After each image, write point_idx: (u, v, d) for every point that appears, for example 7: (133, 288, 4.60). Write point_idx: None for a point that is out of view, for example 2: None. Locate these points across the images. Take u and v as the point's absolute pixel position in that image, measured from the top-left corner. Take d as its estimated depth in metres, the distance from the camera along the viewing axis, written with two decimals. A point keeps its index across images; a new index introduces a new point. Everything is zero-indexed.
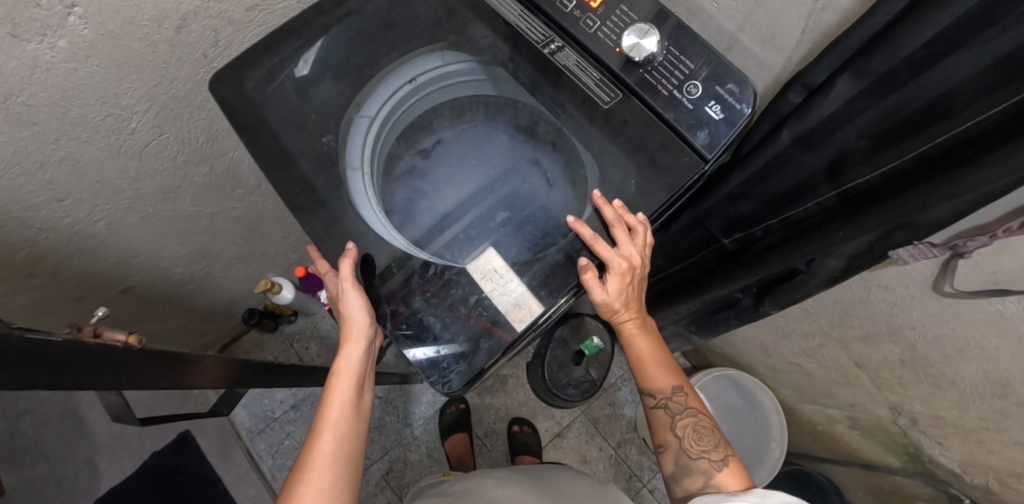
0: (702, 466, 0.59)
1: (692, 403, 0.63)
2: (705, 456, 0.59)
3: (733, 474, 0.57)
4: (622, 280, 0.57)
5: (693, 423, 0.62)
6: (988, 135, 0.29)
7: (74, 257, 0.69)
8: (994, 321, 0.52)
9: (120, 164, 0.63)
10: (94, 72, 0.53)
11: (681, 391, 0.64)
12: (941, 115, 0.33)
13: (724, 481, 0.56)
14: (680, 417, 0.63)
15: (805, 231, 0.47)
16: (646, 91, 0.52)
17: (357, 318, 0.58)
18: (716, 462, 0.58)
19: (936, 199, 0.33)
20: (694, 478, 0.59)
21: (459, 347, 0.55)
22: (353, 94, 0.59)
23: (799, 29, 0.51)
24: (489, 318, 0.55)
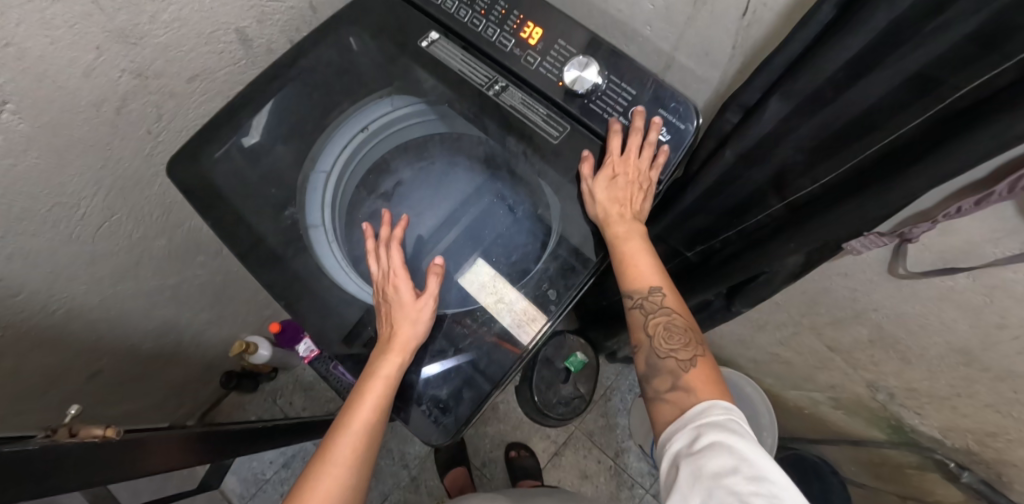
0: (670, 367, 0.49)
1: (670, 306, 0.51)
2: (675, 356, 0.49)
3: (703, 376, 0.47)
4: (612, 189, 0.52)
5: (666, 323, 0.51)
6: (917, 143, 0.32)
7: (43, 348, 0.66)
8: (949, 296, 0.55)
9: (73, 250, 0.61)
10: (35, 165, 0.52)
11: (661, 293, 0.51)
12: (864, 128, 0.35)
13: (695, 388, 0.46)
14: (653, 317, 0.51)
15: (762, 240, 0.49)
16: (589, 122, 0.55)
17: (413, 327, 0.54)
18: (686, 362, 0.48)
19: (876, 203, 0.35)
20: (662, 380, 0.48)
21: (444, 399, 0.55)
22: (305, 152, 0.62)
23: (728, 46, 0.53)
24: (472, 365, 0.55)
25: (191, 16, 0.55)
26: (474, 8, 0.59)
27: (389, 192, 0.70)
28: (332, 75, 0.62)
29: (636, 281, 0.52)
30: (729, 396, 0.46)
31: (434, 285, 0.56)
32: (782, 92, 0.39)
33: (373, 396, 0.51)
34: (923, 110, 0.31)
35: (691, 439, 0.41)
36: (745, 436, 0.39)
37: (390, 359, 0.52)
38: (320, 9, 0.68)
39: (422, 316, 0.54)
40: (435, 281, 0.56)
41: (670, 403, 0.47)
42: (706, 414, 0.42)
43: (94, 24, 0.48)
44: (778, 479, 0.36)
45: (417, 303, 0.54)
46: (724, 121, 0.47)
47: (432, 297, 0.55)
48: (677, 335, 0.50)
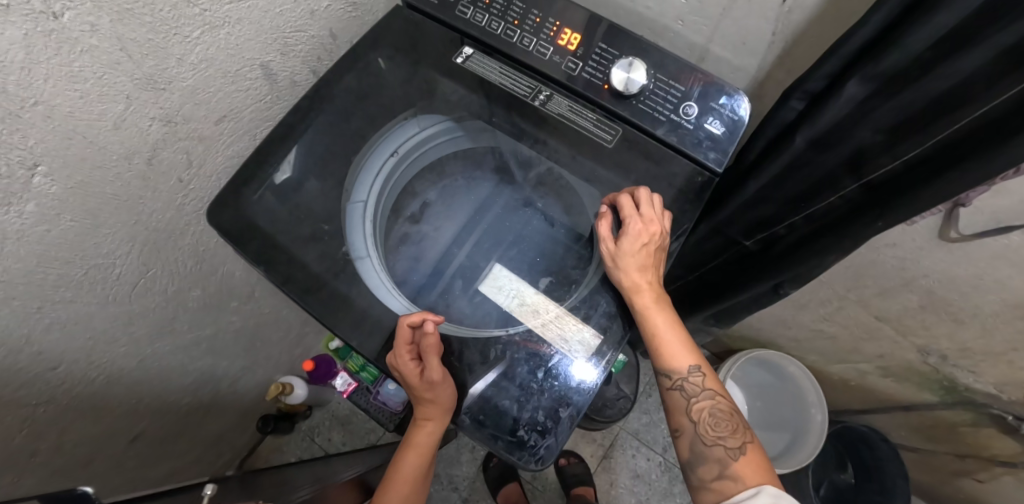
0: (717, 455, 0.50)
1: (712, 390, 0.54)
2: (721, 443, 0.51)
3: (751, 463, 0.49)
4: (634, 254, 0.52)
5: (709, 408, 0.53)
6: (1006, 118, 0.31)
7: (85, 417, 0.62)
8: (1005, 254, 0.56)
9: (110, 312, 0.58)
10: (69, 228, 0.49)
11: (699, 372, 0.54)
12: (945, 108, 0.35)
13: (742, 475, 0.48)
14: (695, 401, 0.54)
15: (834, 223, 0.48)
16: (641, 123, 0.54)
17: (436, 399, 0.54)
18: (733, 450, 0.50)
19: (973, 179, 0.34)
20: (708, 469, 0.50)
21: (542, 421, 0.51)
22: (341, 184, 0.59)
23: (768, 32, 0.53)
24: (551, 396, 0.51)
25: (216, 55, 0.53)
26: (506, 19, 0.58)
27: (415, 214, 0.73)
28: (365, 102, 0.60)
29: (674, 362, 0.54)
30: (777, 483, 0.47)
31: (435, 362, 0.52)
32: (859, 76, 0.39)
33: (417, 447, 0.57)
34: (1002, 92, 0.30)
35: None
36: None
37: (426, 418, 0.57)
38: (339, 35, 0.67)
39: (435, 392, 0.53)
40: (434, 358, 0.52)
41: (717, 492, 0.48)
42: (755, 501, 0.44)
43: (122, 72, 0.45)
44: None
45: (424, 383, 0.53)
46: (788, 109, 0.47)
47: (437, 373, 0.52)
48: (721, 421, 0.52)
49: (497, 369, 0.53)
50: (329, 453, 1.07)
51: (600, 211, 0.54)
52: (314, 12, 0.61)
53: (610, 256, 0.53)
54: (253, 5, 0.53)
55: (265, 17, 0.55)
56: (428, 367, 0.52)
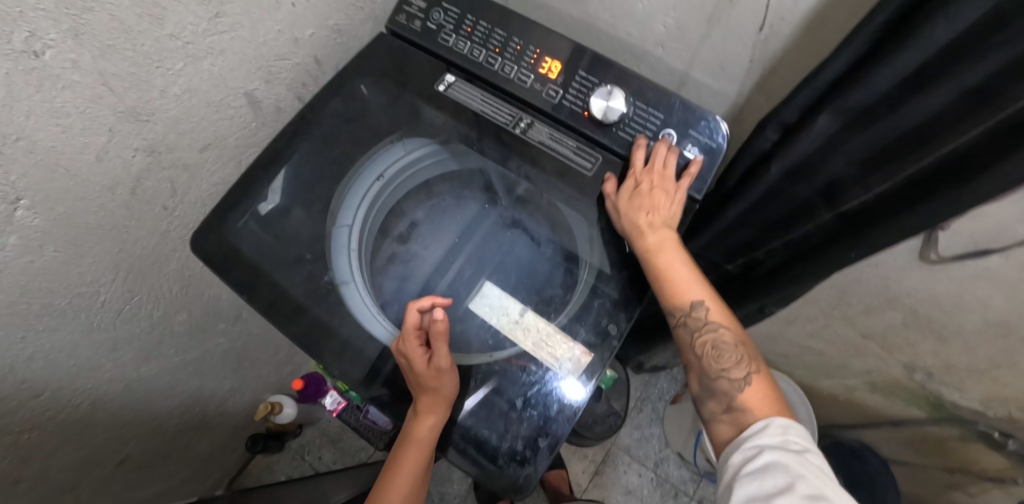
0: (723, 388, 0.48)
1: (718, 323, 0.49)
2: (726, 376, 0.48)
3: (758, 393, 0.47)
4: (633, 201, 0.51)
5: (714, 340, 0.49)
6: (975, 155, 0.32)
7: (69, 442, 0.62)
8: (983, 275, 0.56)
9: (95, 339, 0.59)
10: (52, 258, 0.49)
11: (704, 307, 0.49)
12: (917, 144, 0.35)
13: (751, 407, 0.46)
14: (700, 334, 0.50)
15: (809, 249, 0.49)
16: (619, 150, 0.55)
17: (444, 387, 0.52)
18: (738, 382, 0.48)
19: (945, 212, 0.36)
20: (717, 403, 0.49)
21: (521, 451, 0.51)
22: (326, 208, 0.60)
23: (745, 59, 0.54)
24: (531, 424, 0.52)
25: (200, 85, 0.53)
26: (488, 47, 0.59)
27: (404, 233, 0.73)
28: (350, 129, 0.61)
29: (677, 296, 0.50)
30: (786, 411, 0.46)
31: (444, 349, 0.52)
32: (830, 110, 0.39)
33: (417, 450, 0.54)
34: (978, 122, 0.30)
35: (750, 461, 0.42)
36: (808, 459, 0.40)
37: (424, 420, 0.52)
38: (324, 62, 0.68)
39: (441, 382, 0.51)
40: (443, 345, 0.52)
41: (728, 425, 0.47)
42: (763, 435, 0.43)
43: (105, 105, 0.46)
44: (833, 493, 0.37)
45: (432, 370, 0.51)
46: (763, 138, 0.47)
47: (445, 360, 0.52)
48: (728, 353, 0.49)
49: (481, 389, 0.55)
50: (319, 471, 1.07)
51: (603, 177, 0.55)
52: (299, 41, 0.61)
53: (614, 208, 0.53)
54: (236, 36, 0.53)
55: (249, 47, 0.56)
56: (436, 355, 0.52)
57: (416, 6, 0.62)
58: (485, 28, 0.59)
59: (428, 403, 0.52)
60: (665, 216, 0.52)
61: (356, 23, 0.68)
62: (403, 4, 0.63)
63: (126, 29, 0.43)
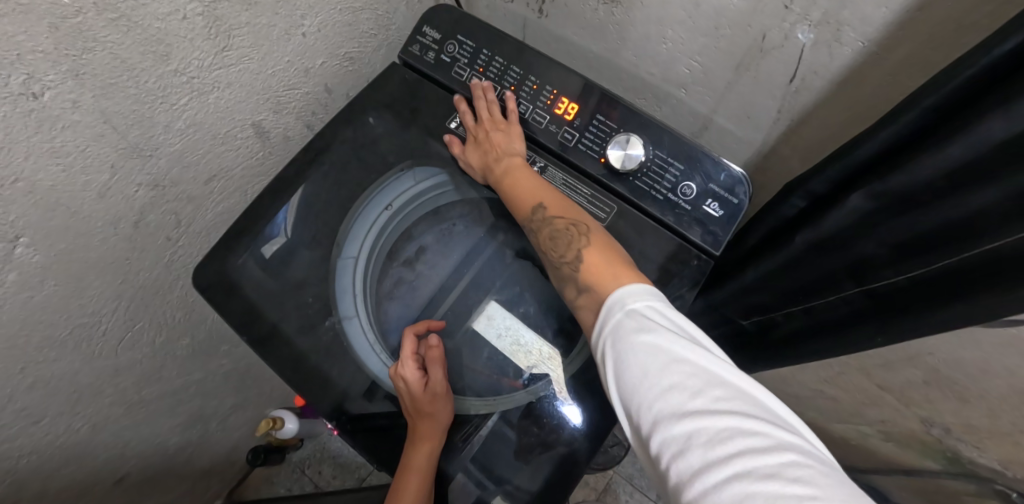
0: (566, 272, 0.48)
1: (552, 215, 0.50)
2: (564, 262, 0.48)
3: (592, 258, 0.46)
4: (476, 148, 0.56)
5: (551, 232, 0.50)
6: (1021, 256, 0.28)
7: (68, 465, 0.62)
8: (1017, 346, 0.53)
9: (96, 367, 0.58)
10: (52, 293, 0.48)
11: (540, 208, 0.51)
12: (949, 238, 0.33)
13: (595, 286, 0.45)
14: (541, 232, 0.51)
15: (831, 323, 0.46)
16: (637, 200, 0.53)
17: (439, 414, 0.52)
18: (574, 264, 0.47)
19: (991, 309, 0.31)
20: (569, 291, 0.48)
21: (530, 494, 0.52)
22: (331, 242, 0.58)
23: (773, 110, 0.52)
24: (539, 482, 0.52)
25: (205, 119, 0.52)
26: (502, 84, 0.58)
27: (410, 258, 0.70)
28: (358, 164, 0.60)
29: (521, 210, 0.52)
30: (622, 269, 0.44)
31: (441, 373, 0.54)
32: (867, 191, 0.37)
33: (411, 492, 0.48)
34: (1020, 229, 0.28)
35: (608, 348, 0.40)
36: (653, 326, 0.38)
37: (423, 452, 0.50)
38: (335, 90, 0.66)
39: (439, 407, 0.52)
40: (440, 369, 0.55)
41: (584, 309, 0.46)
42: (608, 316, 0.41)
43: (107, 143, 0.45)
44: (700, 366, 0.35)
45: (428, 395, 0.52)
46: (788, 207, 0.47)
47: (441, 385, 0.54)
48: (563, 238, 0.49)
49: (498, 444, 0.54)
50: (318, 486, 1.07)
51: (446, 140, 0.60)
52: (309, 70, 0.60)
53: (463, 161, 0.58)
54: (244, 69, 0.52)
55: (257, 79, 0.54)
56: (433, 379, 0.54)
57: (431, 37, 0.60)
58: (499, 64, 0.58)
59: (428, 431, 0.51)
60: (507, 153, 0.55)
61: (368, 51, 0.67)
62: (416, 35, 0.61)
63: (129, 67, 0.42)
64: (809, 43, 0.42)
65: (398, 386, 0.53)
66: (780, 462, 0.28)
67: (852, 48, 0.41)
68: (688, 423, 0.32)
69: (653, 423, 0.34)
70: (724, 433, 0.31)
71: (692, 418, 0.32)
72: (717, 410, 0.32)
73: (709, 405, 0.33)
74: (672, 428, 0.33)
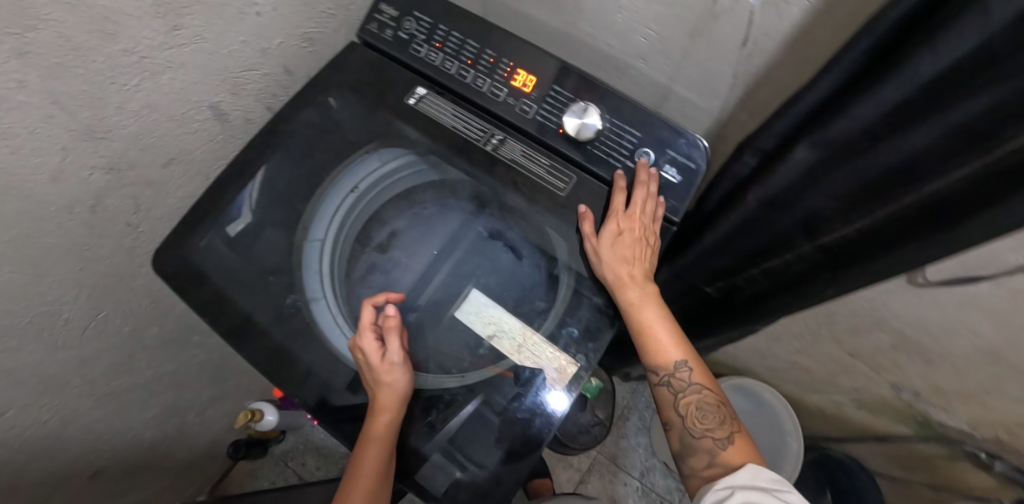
0: (705, 446, 0.51)
1: (701, 386, 0.53)
2: (710, 434, 0.52)
3: (739, 450, 0.50)
4: (618, 248, 0.51)
5: (697, 401, 0.53)
6: (972, 193, 0.31)
7: (39, 458, 0.62)
8: (973, 303, 0.55)
9: (60, 357, 0.57)
10: (8, 280, 0.48)
11: (686, 367, 0.52)
12: (896, 183, 0.34)
13: (730, 463, 0.49)
14: (683, 395, 0.53)
15: (790, 277, 0.49)
16: (596, 169, 0.54)
17: (396, 384, 0.52)
18: (722, 441, 0.51)
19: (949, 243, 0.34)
20: (697, 458, 0.51)
21: (490, 467, 0.51)
22: (297, 223, 0.59)
23: (728, 75, 0.52)
24: (495, 459, 0.51)
25: (160, 100, 0.51)
26: (460, 59, 0.58)
27: (383, 243, 0.68)
28: (321, 144, 0.60)
29: (662, 358, 0.53)
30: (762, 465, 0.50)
31: (397, 343, 0.53)
32: (809, 141, 0.37)
33: (371, 457, 0.50)
34: (961, 164, 0.30)
35: (723, 502, 0.45)
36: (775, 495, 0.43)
37: (382, 421, 0.51)
38: (295, 71, 0.66)
39: (396, 377, 0.52)
40: (396, 339, 0.53)
41: (705, 479, 0.50)
42: (734, 480, 0.47)
43: (56, 125, 0.44)
44: None
45: (384, 365, 0.52)
46: (741, 164, 0.46)
47: (398, 354, 0.53)
48: (709, 412, 0.52)
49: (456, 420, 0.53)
50: (302, 477, 1.07)
51: (579, 211, 0.53)
52: (266, 51, 0.60)
53: (594, 251, 0.52)
54: (198, 48, 0.51)
55: (212, 59, 0.54)
56: (390, 350, 0.53)
57: (388, 15, 0.61)
58: (457, 39, 0.58)
59: (385, 400, 0.51)
60: (644, 267, 0.54)
61: (328, 32, 0.67)
62: (374, 12, 0.61)
63: (74, 46, 0.41)
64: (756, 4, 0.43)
65: (357, 357, 0.53)
66: None
67: (799, 10, 0.41)
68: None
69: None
70: None
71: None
72: None
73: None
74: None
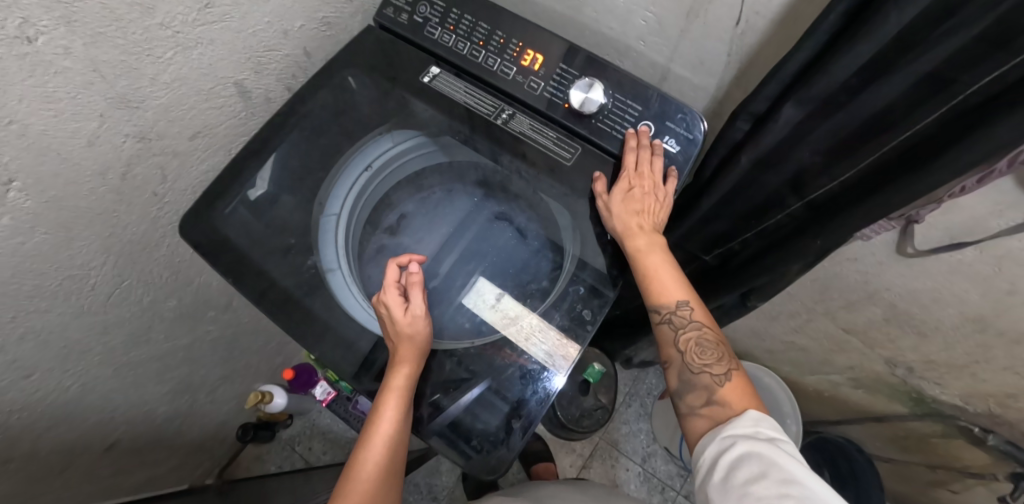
0: (704, 383, 0.50)
1: (701, 323, 0.52)
2: (708, 371, 0.51)
3: (738, 389, 0.49)
4: (627, 203, 0.54)
5: (697, 338, 0.52)
6: (939, 136, 0.34)
7: (60, 424, 0.64)
8: (958, 269, 0.58)
9: (85, 322, 0.60)
10: (42, 241, 0.50)
11: (688, 306, 0.52)
12: (879, 129, 0.37)
13: (731, 401, 0.48)
14: (683, 332, 0.52)
15: (782, 239, 0.52)
16: (600, 141, 0.58)
17: (416, 337, 0.53)
18: (721, 377, 0.50)
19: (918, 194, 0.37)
20: (696, 395, 0.50)
21: (495, 430, 0.53)
22: (312, 196, 0.61)
23: (723, 53, 0.56)
24: (499, 418, 0.53)
25: (189, 74, 0.55)
26: (472, 40, 0.62)
27: (393, 225, 0.71)
28: (338, 120, 0.63)
29: (662, 296, 0.53)
30: (761, 405, 0.48)
31: (420, 298, 0.55)
32: (794, 99, 0.40)
33: (389, 409, 0.51)
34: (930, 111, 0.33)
35: (725, 451, 0.43)
36: (780, 444, 0.41)
37: (401, 372, 0.52)
38: (313, 54, 0.70)
39: (418, 327, 0.53)
40: (420, 294, 0.55)
41: (705, 418, 0.49)
42: (736, 426, 0.44)
43: (96, 92, 0.47)
44: (800, 472, 0.38)
45: (407, 318, 0.53)
46: (734, 130, 0.48)
47: (421, 308, 0.54)
48: (710, 350, 0.51)
49: (466, 377, 0.55)
50: (309, 462, 1.08)
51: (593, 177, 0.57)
52: (288, 32, 0.63)
53: (605, 209, 0.55)
54: (225, 26, 0.55)
55: (238, 38, 0.57)
56: (412, 302, 0.54)
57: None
58: (469, 22, 0.62)
59: (403, 352, 0.52)
60: (653, 220, 0.55)
61: (345, 17, 0.71)
62: None
63: (116, 17, 0.45)
64: None
65: (381, 312, 0.55)
66: None
67: None
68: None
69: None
70: None
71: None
72: None
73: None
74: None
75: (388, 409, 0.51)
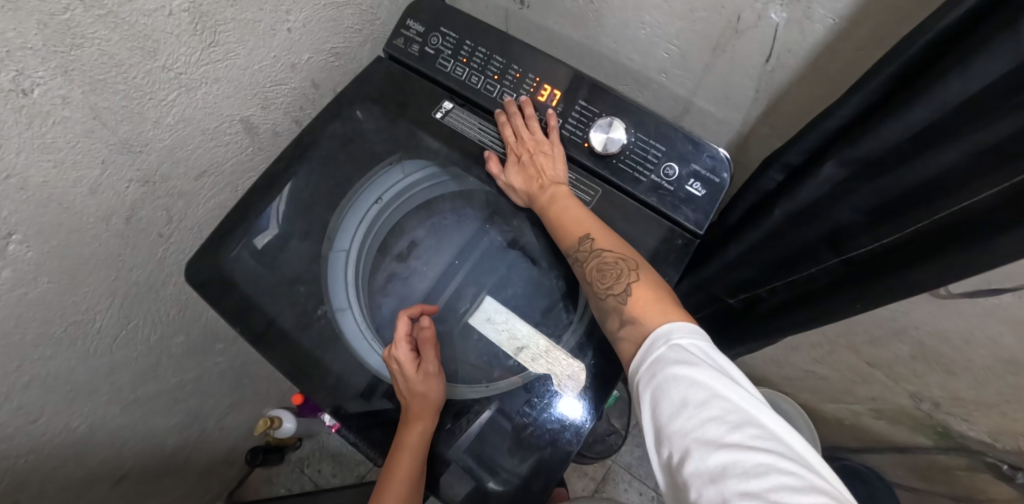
0: (612, 304, 0.48)
1: (601, 247, 0.50)
2: (612, 293, 0.48)
3: (645, 299, 0.47)
4: (522, 170, 0.55)
5: (598, 264, 0.50)
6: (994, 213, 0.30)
7: (68, 464, 0.62)
8: (994, 313, 0.55)
9: (91, 364, 0.58)
10: (46, 289, 0.48)
11: (587, 239, 0.51)
12: (932, 195, 0.34)
13: (640, 317, 0.46)
14: (587, 264, 0.51)
15: (812, 292, 0.49)
16: (620, 182, 0.56)
17: (431, 395, 0.53)
18: (623, 295, 0.48)
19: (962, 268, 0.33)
20: (612, 320, 0.48)
21: (513, 489, 0.51)
22: (323, 232, 0.59)
23: (750, 90, 0.53)
24: (517, 478, 0.51)
25: (194, 114, 0.53)
26: (486, 73, 0.60)
27: (404, 252, 0.67)
28: (348, 156, 0.61)
29: (568, 240, 0.52)
30: (673, 309, 0.46)
31: (433, 355, 0.54)
32: None
33: (404, 470, 0.50)
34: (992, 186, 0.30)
35: (651, 380, 0.41)
36: (699, 359, 0.40)
37: (415, 429, 0.51)
38: (320, 85, 0.68)
39: (430, 385, 0.53)
40: (433, 352, 0.54)
41: (625, 341, 0.46)
42: (654, 349, 0.43)
43: (97, 139, 0.45)
44: (728, 394, 0.37)
45: (420, 376, 0.53)
46: (768, 179, 0.49)
47: (433, 364, 0.54)
48: (610, 269, 0.49)
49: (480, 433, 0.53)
50: (318, 485, 1.09)
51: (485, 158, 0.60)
52: (295, 65, 0.62)
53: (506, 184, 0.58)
54: (230, 64, 0.53)
55: (244, 74, 0.56)
56: (424, 359, 0.54)
57: (414, 30, 0.62)
58: (483, 54, 0.60)
59: (418, 409, 0.52)
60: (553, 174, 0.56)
61: (354, 46, 0.69)
62: (400, 28, 0.63)
63: (117, 63, 0.42)
64: (782, 22, 0.43)
65: (392, 367, 0.54)
66: (803, 487, 0.30)
67: (824, 30, 0.41)
68: (724, 454, 0.34)
69: (686, 451, 0.36)
70: (759, 467, 0.32)
71: (728, 451, 0.34)
72: (754, 446, 0.34)
73: (745, 441, 0.34)
74: (708, 458, 0.34)
75: (396, 477, 0.49)
